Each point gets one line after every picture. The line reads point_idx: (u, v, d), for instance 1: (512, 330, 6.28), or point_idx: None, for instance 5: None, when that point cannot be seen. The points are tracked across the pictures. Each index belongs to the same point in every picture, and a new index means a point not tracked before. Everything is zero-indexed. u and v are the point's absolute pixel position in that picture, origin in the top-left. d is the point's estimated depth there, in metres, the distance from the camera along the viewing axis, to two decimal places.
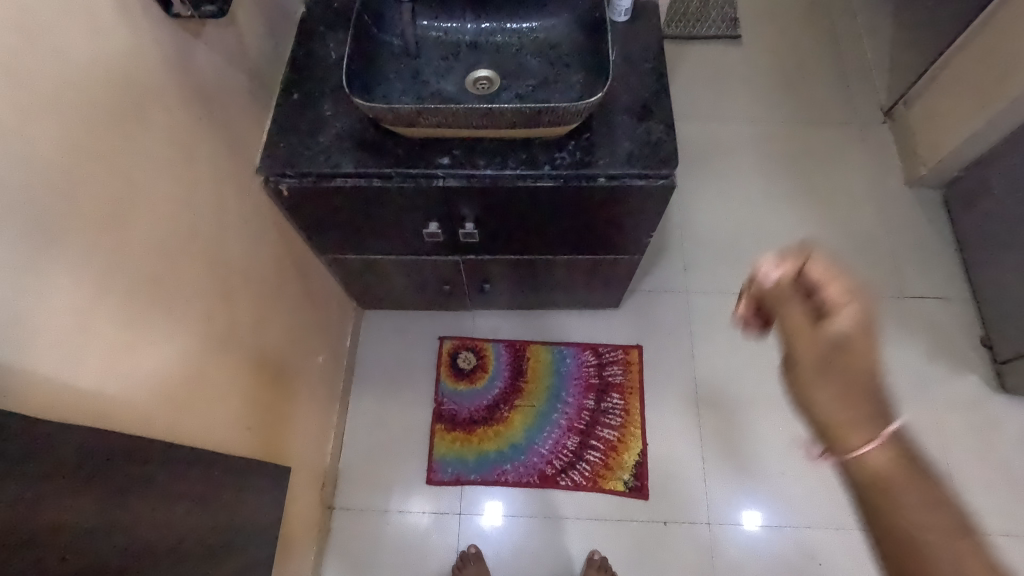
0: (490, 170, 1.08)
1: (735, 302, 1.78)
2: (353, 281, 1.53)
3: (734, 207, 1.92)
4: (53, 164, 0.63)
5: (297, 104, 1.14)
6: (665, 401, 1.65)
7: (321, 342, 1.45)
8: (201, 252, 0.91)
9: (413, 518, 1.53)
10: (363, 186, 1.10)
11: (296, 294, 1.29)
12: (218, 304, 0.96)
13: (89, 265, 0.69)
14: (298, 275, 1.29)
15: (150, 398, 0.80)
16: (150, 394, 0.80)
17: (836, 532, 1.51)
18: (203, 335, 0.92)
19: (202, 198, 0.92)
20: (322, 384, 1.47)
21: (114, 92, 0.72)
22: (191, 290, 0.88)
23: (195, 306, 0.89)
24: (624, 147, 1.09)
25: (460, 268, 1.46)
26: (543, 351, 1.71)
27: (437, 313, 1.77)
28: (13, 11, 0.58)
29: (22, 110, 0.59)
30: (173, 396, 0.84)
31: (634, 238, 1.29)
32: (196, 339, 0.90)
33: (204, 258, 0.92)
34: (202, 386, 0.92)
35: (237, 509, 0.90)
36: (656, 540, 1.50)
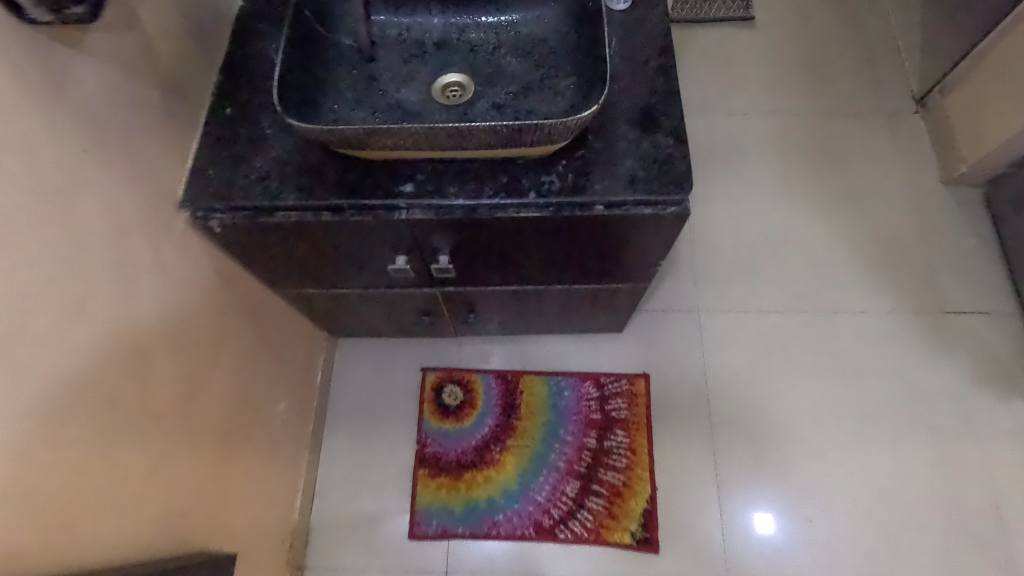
0: (462, 199, 0.89)
1: (753, 321, 1.59)
2: (319, 314, 1.34)
3: (749, 213, 1.72)
4: None
5: (231, 121, 0.94)
6: (675, 437, 1.47)
7: (281, 387, 1.28)
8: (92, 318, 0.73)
9: None
10: (311, 221, 0.91)
11: (242, 339, 1.11)
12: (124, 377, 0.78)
13: None
14: (244, 318, 1.10)
15: (15, 524, 0.62)
16: (15, 518, 0.62)
17: None
18: (104, 419, 0.74)
19: (91, 250, 0.73)
20: (285, 433, 1.30)
21: None
22: (79, 370, 0.71)
23: (87, 388, 0.72)
24: (627, 167, 0.90)
25: (439, 299, 1.27)
26: (538, 382, 1.52)
27: (419, 341, 1.58)
28: None
29: None
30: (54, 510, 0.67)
31: (640, 265, 1.10)
32: (91, 427, 0.72)
33: (99, 325, 0.74)
34: (105, 482, 0.75)
35: None
36: None
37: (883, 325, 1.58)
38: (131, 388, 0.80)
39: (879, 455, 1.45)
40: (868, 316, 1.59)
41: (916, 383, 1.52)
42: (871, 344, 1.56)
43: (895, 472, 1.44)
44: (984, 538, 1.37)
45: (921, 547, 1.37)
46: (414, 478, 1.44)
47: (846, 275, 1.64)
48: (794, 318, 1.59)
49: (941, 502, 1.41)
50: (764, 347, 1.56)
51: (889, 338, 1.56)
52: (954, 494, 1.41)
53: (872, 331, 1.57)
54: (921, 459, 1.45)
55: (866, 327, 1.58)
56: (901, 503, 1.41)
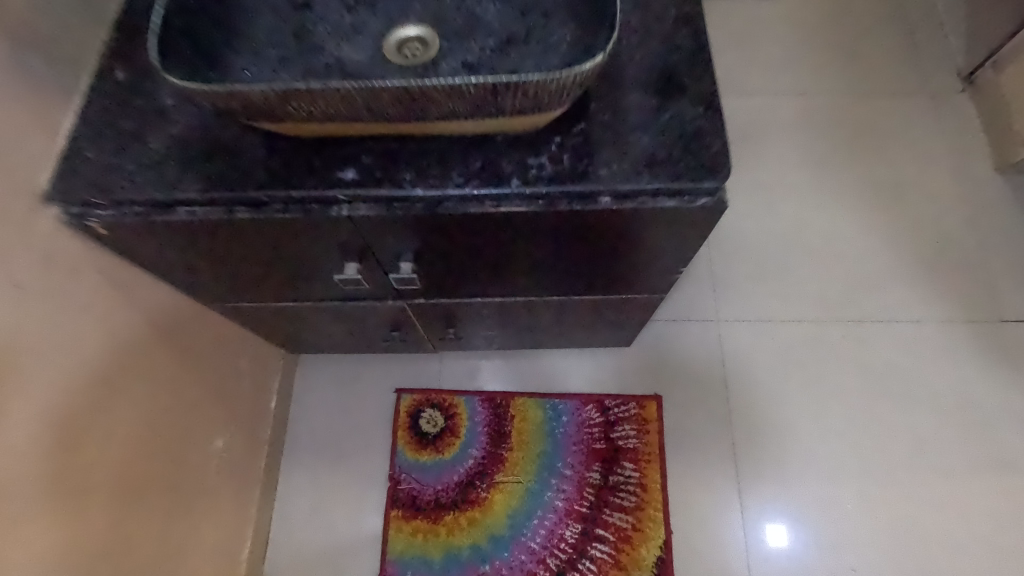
0: (421, 190, 0.66)
1: (782, 334, 1.37)
2: (268, 331, 1.12)
3: (774, 208, 1.49)
4: None
5: (120, 89, 0.72)
6: (691, 472, 1.26)
7: (219, 422, 1.06)
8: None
9: None
10: (223, 220, 0.69)
11: (153, 370, 0.89)
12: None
13: None
14: (159, 341, 0.89)
15: None
16: None
17: None
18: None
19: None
20: (224, 476, 1.09)
21: None
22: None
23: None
24: (641, 145, 0.67)
25: (409, 313, 1.05)
26: (532, 407, 1.30)
27: (393, 358, 1.36)
28: None
29: None
30: None
31: (655, 273, 0.88)
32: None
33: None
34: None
35: None
36: None
37: (932, 338, 1.36)
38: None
39: (929, 492, 1.25)
40: (915, 326, 1.37)
41: (972, 406, 1.30)
42: (919, 359, 1.34)
43: (951, 512, 1.23)
44: None
45: None
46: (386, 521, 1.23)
47: (888, 278, 1.41)
48: (829, 328, 1.37)
49: (1005, 547, 1.20)
50: (795, 364, 1.34)
51: (940, 353, 1.35)
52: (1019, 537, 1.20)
53: (920, 344, 1.36)
54: (981, 496, 1.24)
55: (913, 339, 1.36)
56: (958, 549, 1.21)
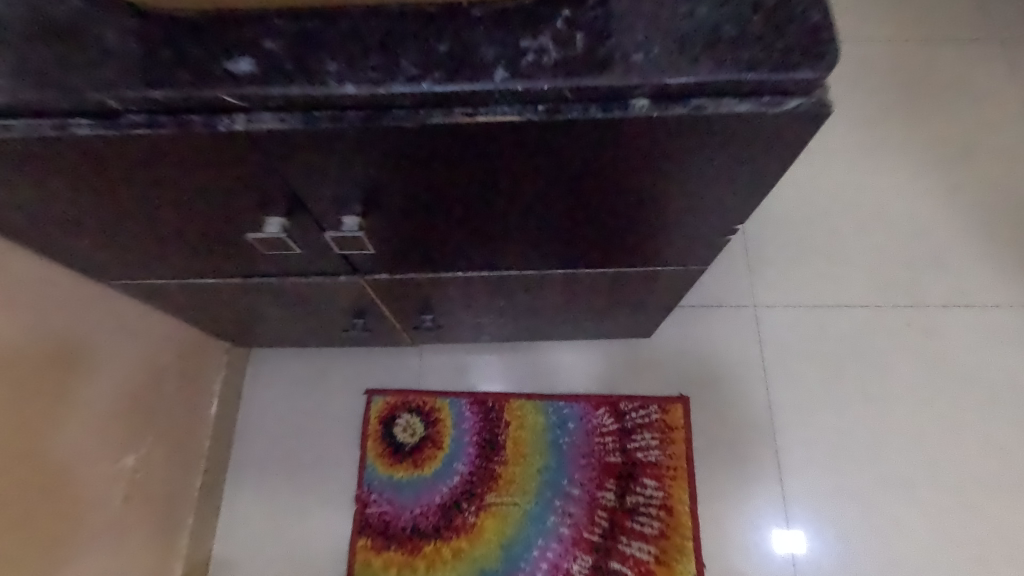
0: (352, 86, 0.42)
1: (833, 321, 1.13)
2: (196, 317, 0.89)
3: (821, 171, 1.25)
4: None
5: None
6: (725, 490, 1.03)
7: (122, 437, 0.83)
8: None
9: None
10: (55, 140, 0.45)
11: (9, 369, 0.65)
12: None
13: None
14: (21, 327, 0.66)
15: None
16: None
17: None
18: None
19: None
20: (134, 504, 0.85)
21: None
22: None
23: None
24: (696, 18, 0.43)
25: (371, 295, 0.82)
26: (531, 412, 1.07)
27: (364, 353, 1.13)
28: None
29: None
30: None
31: (698, 231, 0.64)
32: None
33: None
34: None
35: None
36: None
37: (1016, 326, 1.12)
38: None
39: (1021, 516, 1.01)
40: (995, 312, 1.13)
41: None
42: (1002, 352, 1.11)
43: None
44: None
45: None
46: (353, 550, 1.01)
47: (960, 255, 1.17)
48: (893, 316, 1.13)
49: None
50: (851, 358, 1.11)
51: None
52: None
53: (1003, 334, 1.11)
54: None
55: (994, 329, 1.12)
56: None
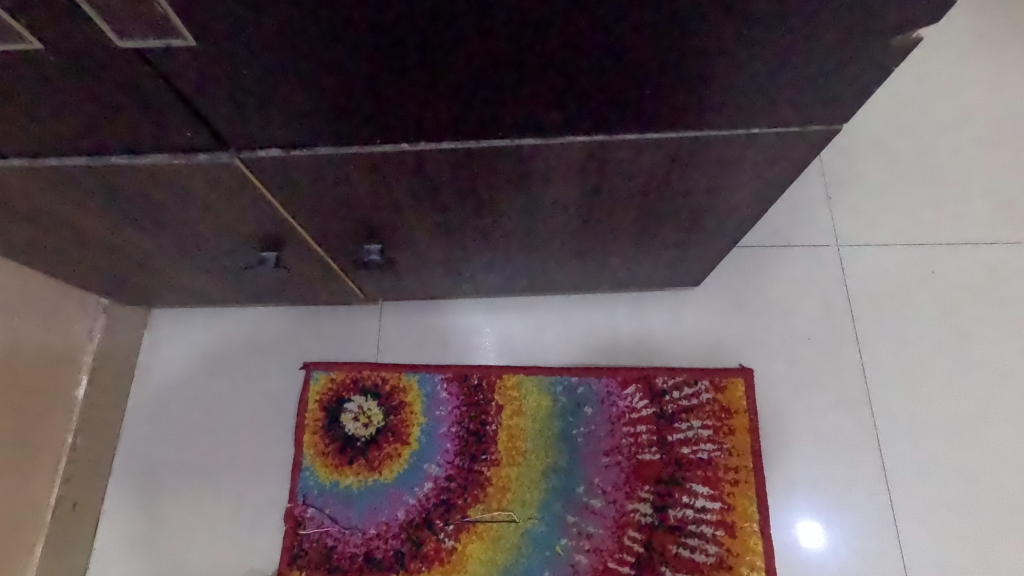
0: None
1: (948, 264, 0.82)
2: (19, 251, 0.58)
3: (923, 69, 0.92)
4: None
5: None
6: (804, 497, 0.73)
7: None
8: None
9: None
10: None
11: None
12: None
13: None
14: None
15: None
16: None
17: None
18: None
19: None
20: None
21: None
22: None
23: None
24: None
25: (274, 207, 0.50)
26: (532, 392, 0.77)
27: (303, 316, 0.82)
28: None
29: None
30: None
31: (867, 11, 0.32)
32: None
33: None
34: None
35: None
36: None
37: None
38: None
39: None
40: None
41: None
42: None
43: None
44: None
45: None
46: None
47: None
48: None
49: None
50: (977, 318, 0.80)
51: None
52: None
53: None
54: None
55: None
56: None
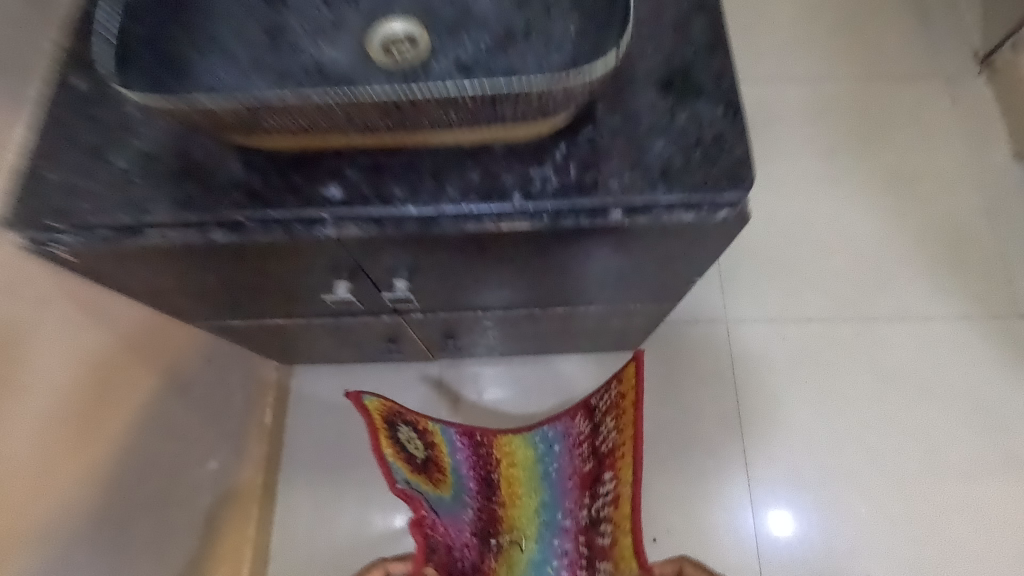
0: (413, 209, 0.60)
1: (790, 332, 1.33)
2: (258, 346, 1.07)
3: (785, 201, 1.44)
4: None
5: (84, 99, 0.65)
6: (698, 476, 1.23)
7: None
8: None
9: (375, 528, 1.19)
10: (196, 242, 0.63)
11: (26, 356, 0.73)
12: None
13: None
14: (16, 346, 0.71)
15: None
16: None
17: None
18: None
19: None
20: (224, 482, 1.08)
21: None
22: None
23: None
24: (656, 153, 0.60)
25: (405, 328, 1.00)
26: (519, 447, 1.17)
27: (391, 368, 1.31)
28: None
29: None
30: None
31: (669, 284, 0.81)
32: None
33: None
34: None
35: None
36: None
37: (945, 337, 1.33)
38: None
39: (946, 493, 1.23)
40: (928, 323, 1.34)
41: (985, 405, 1.28)
42: (929, 356, 1.32)
43: (967, 509, 1.22)
44: None
45: None
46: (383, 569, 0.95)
47: (903, 273, 1.37)
48: (841, 328, 1.33)
49: None
50: (808, 366, 1.31)
51: (952, 349, 1.32)
52: None
53: (933, 342, 1.32)
54: (995, 495, 1.23)
55: (925, 338, 1.33)
56: (983, 544, 1.20)
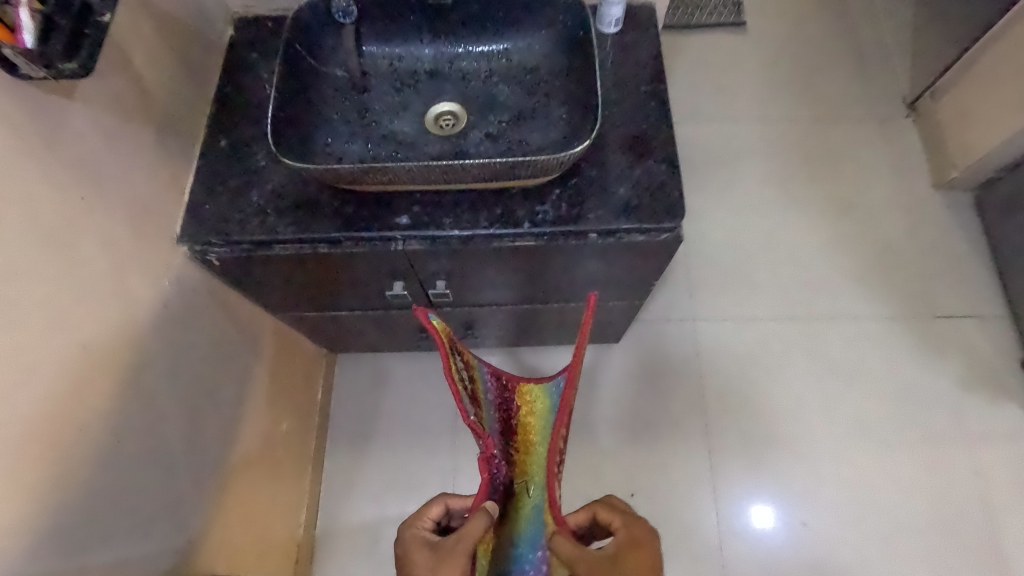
0: (457, 231, 0.89)
1: (746, 329, 1.62)
2: (317, 334, 1.35)
3: (743, 221, 1.73)
4: (49, 366, 0.69)
5: (225, 154, 0.95)
6: (668, 445, 1.51)
7: (74, 447, 0.72)
8: (66, 362, 0.71)
9: (400, 491, 1.45)
10: (307, 253, 0.92)
11: (115, 316, 0.80)
12: (113, 416, 0.79)
13: None
14: (103, 290, 0.78)
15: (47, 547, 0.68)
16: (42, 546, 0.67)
17: (863, 549, 1.41)
18: (94, 456, 0.76)
19: (77, 290, 0.74)
20: (289, 445, 1.32)
21: None
22: (17, 412, 0.65)
23: (12, 429, 0.64)
24: (619, 195, 0.90)
25: (436, 320, 1.29)
26: (539, 397, 0.93)
27: (418, 356, 1.59)
28: None
29: None
30: (79, 536, 0.72)
31: (638, 287, 1.10)
32: (86, 469, 0.74)
33: (80, 367, 0.74)
34: (59, 536, 0.69)
35: None
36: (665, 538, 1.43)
37: (873, 332, 1.60)
38: (117, 427, 0.80)
39: (873, 460, 1.49)
40: (860, 321, 1.62)
41: (907, 388, 1.55)
42: (862, 348, 1.59)
43: (891, 474, 1.47)
44: (976, 539, 1.41)
45: (916, 539, 1.42)
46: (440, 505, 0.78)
47: (840, 281, 1.66)
48: (788, 326, 1.62)
49: (939, 508, 1.44)
50: (761, 356, 1.59)
51: (881, 342, 1.59)
52: (948, 499, 1.44)
53: (864, 337, 1.60)
54: (915, 462, 1.48)
55: (858, 334, 1.61)
56: (903, 502, 1.45)
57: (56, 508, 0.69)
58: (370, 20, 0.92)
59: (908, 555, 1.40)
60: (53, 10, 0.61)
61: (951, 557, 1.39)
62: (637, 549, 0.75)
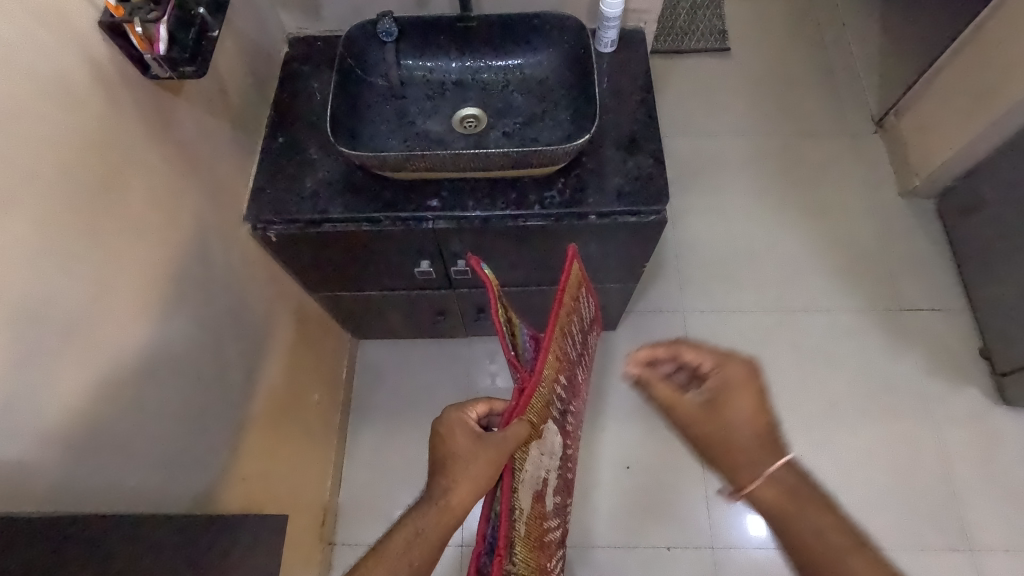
0: (479, 212, 1.07)
1: (730, 319, 1.78)
2: (344, 315, 1.51)
3: (728, 223, 1.92)
4: (153, 307, 0.86)
5: (283, 147, 1.12)
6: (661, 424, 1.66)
7: (164, 377, 0.88)
8: (163, 306, 0.88)
9: (416, 464, 1.58)
10: (351, 231, 1.09)
11: (197, 276, 0.97)
12: (190, 358, 0.95)
13: (89, 355, 0.74)
14: (191, 253, 0.95)
15: (143, 455, 0.83)
16: (140, 452, 0.83)
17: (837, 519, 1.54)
18: (178, 387, 0.92)
19: (174, 250, 0.91)
20: (320, 414, 1.46)
21: (108, 179, 0.77)
22: (131, 339, 0.81)
23: (128, 356, 0.80)
24: (614, 183, 1.07)
25: (453, 302, 1.44)
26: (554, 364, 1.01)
27: (434, 341, 1.74)
28: (33, 137, 0.65)
29: (42, 220, 0.67)
30: (165, 452, 0.88)
31: (632, 269, 1.26)
32: (170, 396, 0.89)
33: (172, 313, 0.90)
34: (151, 445, 0.85)
35: (236, 554, 0.91)
36: (657, 509, 1.56)
37: (845, 323, 1.77)
38: (194, 367, 0.96)
39: (845, 437, 1.64)
40: (835, 313, 1.78)
41: (876, 372, 1.70)
42: (836, 337, 1.75)
43: (862, 452, 1.62)
44: (940, 509, 1.54)
45: (886, 510, 1.55)
46: (485, 404, 0.88)
47: (815, 278, 1.83)
48: (769, 317, 1.78)
49: (906, 480, 1.58)
50: (745, 343, 1.75)
51: (852, 332, 1.75)
52: (914, 473, 1.58)
53: (838, 327, 1.76)
54: (884, 440, 1.63)
55: (833, 324, 1.77)
56: (872, 476, 1.59)
57: (150, 425, 0.85)
58: (407, 39, 1.11)
59: (878, 525, 1.53)
60: (179, 28, 0.79)
61: (917, 527, 1.53)
62: (734, 392, 0.77)
